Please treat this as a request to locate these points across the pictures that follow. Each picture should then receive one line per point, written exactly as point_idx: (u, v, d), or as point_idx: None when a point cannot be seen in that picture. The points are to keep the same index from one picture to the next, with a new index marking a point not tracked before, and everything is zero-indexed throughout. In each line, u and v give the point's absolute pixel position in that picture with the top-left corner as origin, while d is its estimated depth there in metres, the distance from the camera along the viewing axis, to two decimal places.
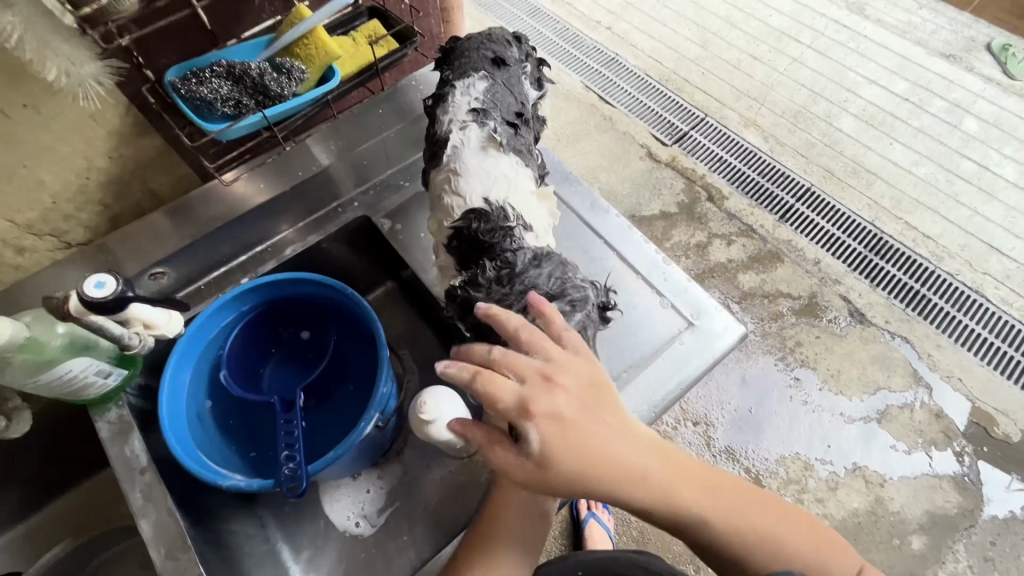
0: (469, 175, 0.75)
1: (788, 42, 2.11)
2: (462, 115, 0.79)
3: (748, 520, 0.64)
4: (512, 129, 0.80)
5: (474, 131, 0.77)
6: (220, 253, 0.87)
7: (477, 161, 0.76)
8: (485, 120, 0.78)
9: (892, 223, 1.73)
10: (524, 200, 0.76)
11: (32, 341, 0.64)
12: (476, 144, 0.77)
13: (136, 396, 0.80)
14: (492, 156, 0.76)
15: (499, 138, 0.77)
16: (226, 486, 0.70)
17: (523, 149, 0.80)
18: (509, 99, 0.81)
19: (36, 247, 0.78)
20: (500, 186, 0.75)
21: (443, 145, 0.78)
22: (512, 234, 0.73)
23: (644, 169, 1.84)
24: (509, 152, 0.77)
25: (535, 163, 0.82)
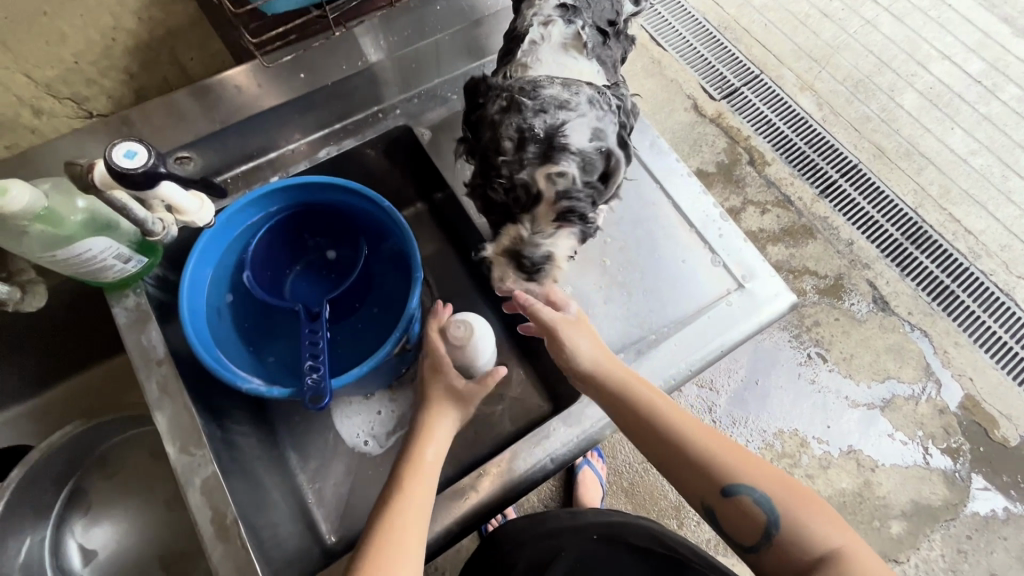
0: (540, 69, 0.71)
1: (864, 1, 1.93)
2: (549, 9, 0.74)
3: (736, 463, 0.66)
4: (601, 37, 0.75)
5: (558, 27, 0.73)
6: (251, 146, 0.82)
7: (554, 60, 0.71)
8: (573, 21, 0.73)
9: (936, 213, 1.65)
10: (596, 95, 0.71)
11: (50, 213, 0.60)
12: (557, 41, 0.72)
13: (155, 286, 0.77)
14: (572, 57, 0.72)
15: (584, 39, 0.72)
16: (245, 390, 0.67)
17: (608, 61, 0.75)
18: (603, 5, 0.77)
19: (54, 111, 0.72)
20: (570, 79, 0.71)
21: (520, 41, 0.73)
22: (542, 87, 0.68)
23: (687, 122, 1.72)
24: (593, 60, 0.73)
25: (619, 83, 0.77)
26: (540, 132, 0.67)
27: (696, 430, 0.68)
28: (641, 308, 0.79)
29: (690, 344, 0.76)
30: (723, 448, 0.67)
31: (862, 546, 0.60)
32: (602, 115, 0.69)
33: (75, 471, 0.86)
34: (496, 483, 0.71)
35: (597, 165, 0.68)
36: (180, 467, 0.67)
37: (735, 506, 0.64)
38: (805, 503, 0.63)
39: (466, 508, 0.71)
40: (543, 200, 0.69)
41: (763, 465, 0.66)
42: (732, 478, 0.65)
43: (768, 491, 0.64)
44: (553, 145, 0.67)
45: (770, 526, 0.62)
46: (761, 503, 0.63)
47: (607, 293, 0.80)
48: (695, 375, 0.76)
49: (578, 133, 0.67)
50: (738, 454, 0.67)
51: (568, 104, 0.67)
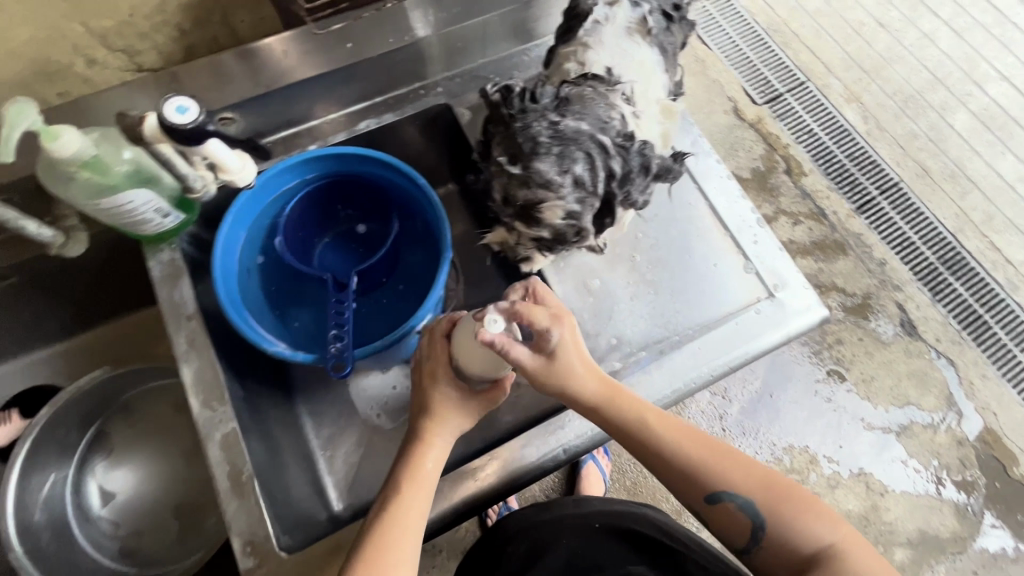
0: (601, 49, 0.70)
1: (924, 13, 1.85)
2: None
3: (721, 472, 0.64)
4: (665, 23, 0.75)
5: (625, 10, 0.72)
6: (292, 113, 0.82)
7: (615, 42, 0.71)
8: (637, 2, 0.73)
9: (976, 239, 1.59)
10: (646, 97, 0.69)
11: (97, 162, 0.61)
12: (623, 24, 0.72)
13: (190, 245, 0.78)
14: (633, 41, 0.71)
15: (649, 25, 0.72)
16: (270, 352, 0.69)
17: (669, 49, 0.74)
18: None
19: (107, 62, 0.73)
20: (630, 66, 0.69)
21: (583, 19, 0.72)
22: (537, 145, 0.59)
23: (725, 125, 1.69)
24: (654, 45, 0.72)
25: (676, 70, 0.76)
26: (518, 202, 0.61)
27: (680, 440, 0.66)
28: (669, 307, 0.78)
29: (715, 348, 0.75)
30: (709, 459, 0.65)
31: (849, 543, 0.60)
32: (585, 199, 0.61)
33: (100, 415, 0.89)
34: (505, 466, 0.72)
35: (569, 235, 0.65)
36: (202, 422, 0.68)
37: (721, 513, 0.64)
38: (791, 503, 0.63)
39: (472, 489, 0.71)
40: (520, 236, 0.68)
41: (749, 467, 0.65)
42: (717, 486, 0.64)
43: (752, 497, 0.63)
44: (530, 215, 0.62)
45: (754, 529, 0.63)
46: (744, 508, 0.63)
47: (634, 289, 0.79)
48: (717, 380, 0.75)
49: (553, 212, 0.61)
50: (723, 462, 0.65)
51: (554, 185, 0.59)
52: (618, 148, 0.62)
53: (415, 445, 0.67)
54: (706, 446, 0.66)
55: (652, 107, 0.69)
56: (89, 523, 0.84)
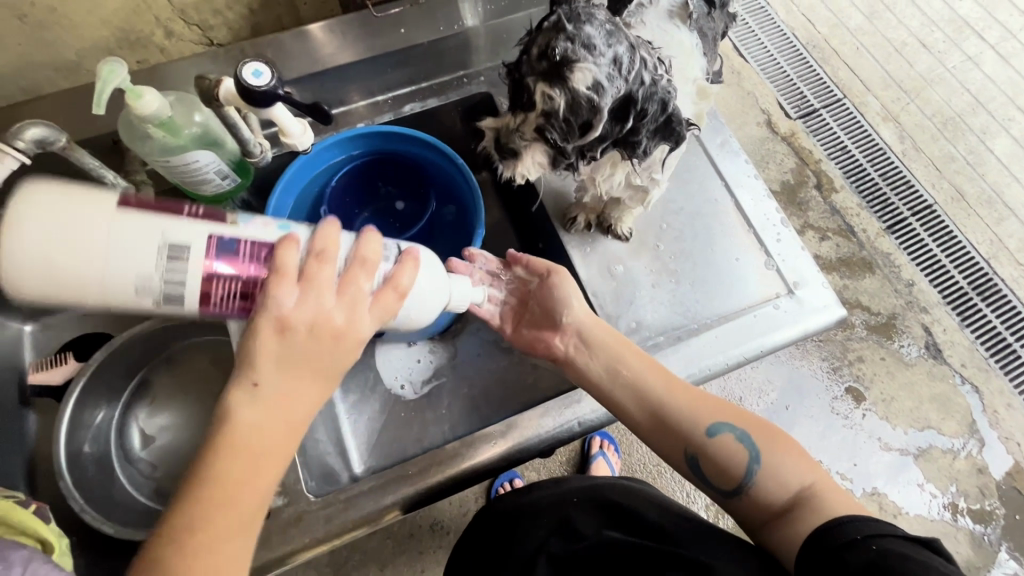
0: (644, 32, 0.73)
1: (969, 36, 1.84)
2: None
3: (714, 410, 0.65)
4: (705, 8, 0.79)
5: None
6: (344, 93, 0.88)
7: (658, 25, 0.74)
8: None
9: (1010, 267, 1.57)
10: (684, 75, 0.76)
11: (171, 123, 0.67)
12: (664, 6, 0.74)
13: (242, 210, 0.84)
14: (675, 26, 0.74)
15: (690, 9, 0.75)
16: None
17: (708, 34, 0.79)
18: None
19: (183, 34, 0.80)
20: (671, 49, 0.74)
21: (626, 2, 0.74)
22: (593, 16, 0.62)
23: (757, 136, 1.69)
24: (694, 31, 0.76)
25: (712, 55, 0.81)
26: (555, 52, 0.61)
27: (674, 383, 0.67)
28: (690, 296, 0.81)
29: (734, 337, 0.77)
30: (699, 399, 0.66)
31: (832, 480, 0.59)
32: (613, 79, 0.62)
33: (144, 364, 0.95)
34: (521, 435, 0.75)
35: (583, 112, 0.63)
36: None
37: (713, 455, 0.62)
38: (777, 443, 0.62)
39: (490, 454, 0.74)
40: (533, 108, 0.65)
41: (739, 409, 0.66)
42: (711, 420, 0.64)
43: (745, 430, 0.63)
44: (559, 71, 0.61)
45: (750, 463, 0.61)
46: (740, 442, 0.62)
47: (657, 278, 0.82)
48: (733, 369, 0.77)
49: (582, 74, 0.60)
50: (717, 403, 0.66)
51: (597, 52, 0.61)
52: (653, 68, 0.64)
53: (258, 428, 0.48)
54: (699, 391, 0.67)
55: (689, 87, 0.77)
56: (129, 462, 0.91)
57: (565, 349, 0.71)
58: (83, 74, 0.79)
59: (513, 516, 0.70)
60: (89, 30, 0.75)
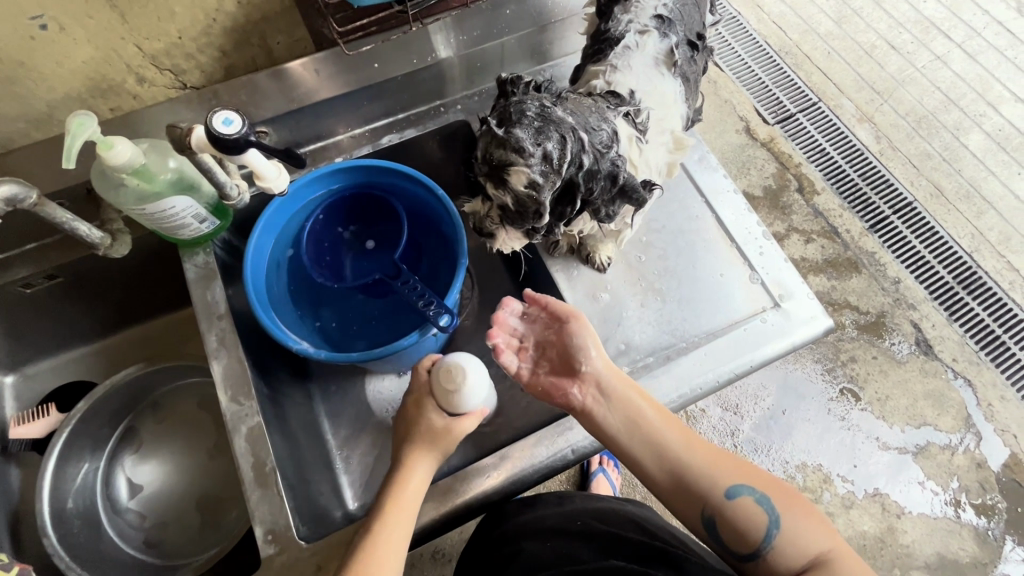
0: (627, 73, 0.77)
1: (936, 35, 1.88)
2: (646, 19, 0.81)
3: (736, 471, 0.65)
4: (689, 52, 0.84)
5: (654, 38, 0.80)
6: (321, 127, 0.87)
7: (643, 70, 0.78)
8: (666, 34, 0.81)
9: (993, 260, 1.59)
10: (665, 119, 0.79)
11: (145, 170, 0.67)
12: (651, 54, 0.79)
13: (221, 250, 0.83)
14: (660, 72, 0.79)
15: (675, 57, 0.80)
16: (295, 349, 0.73)
17: (690, 78, 0.84)
18: (693, 18, 0.85)
19: (155, 80, 0.80)
20: (652, 93, 0.78)
21: (614, 44, 0.79)
22: (521, 118, 0.63)
23: (737, 143, 1.72)
24: (677, 77, 0.81)
25: (694, 99, 0.86)
26: (490, 158, 0.62)
27: (697, 442, 0.67)
28: (676, 318, 0.80)
29: (722, 355, 0.77)
30: (718, 455, 0.66)
31: (849, 548, 0.60)
32: (553, 176, 0.63)
33: (130, 410, 0.94)
34: (515, 466, 0.74)
35: (529, 207, 0.64)
36: (230, 414, 0.72)
37: (728, 509, 0.63)
38: (793, 506, 0.63)
39: (486, 488, 0.73)
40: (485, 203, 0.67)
41: (761, 473, 0.66)
42: (733, 481, 0.64)
43: (769, 495, 0.63)
44: (499, 174, 0.62)
45: (769, 528, 0.61)
46: (761, 504, 0.62)
47: (642, 298, 0.82)
48: (721, 387, 0.77)
49: (518, 176, 0.61)
50: (740, 465, 0.66)
51: (532, 154, 0.61)
52: (596, 148, 0.67)
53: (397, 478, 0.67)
54: (723, 453, 0.67)
55: (664, 137, 0.79)
56: (117, 514, 0.89)
57: (582, 400, 0.68)
58: (55, 125, 0.79)
59: (510, 537, 0.71)
60: (59, 82, 0.75)
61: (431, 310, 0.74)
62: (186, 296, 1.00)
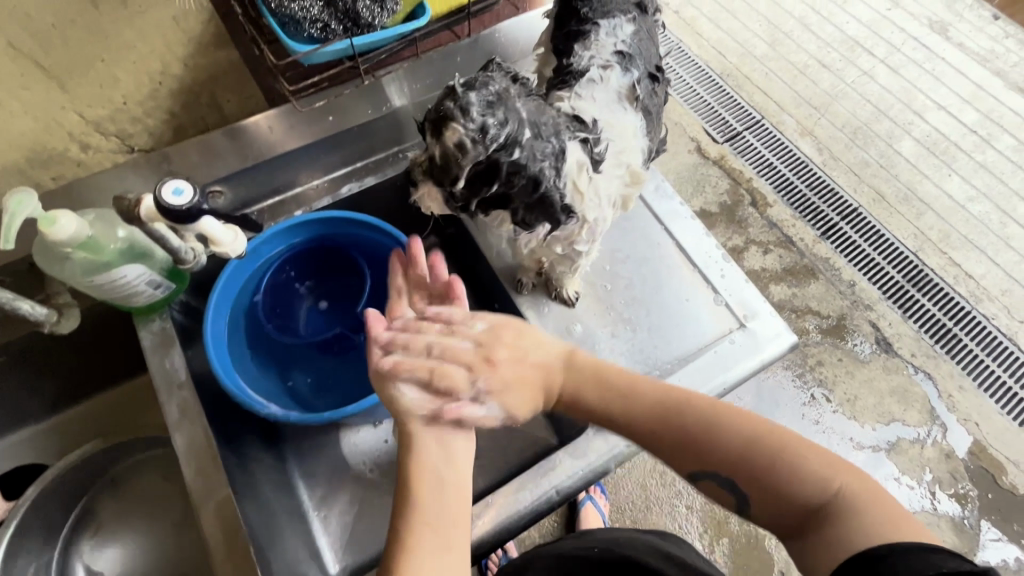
0: (586, 103, 0.80)
1: (861, 53, 2.02)
2: (608, 54, 0.83)
3: (709, 452, 0.64)
4: (650, 86, 0.86)
5: (616, 73, 0.82)
6: (276, 181, 0.84)
7: (606, 102, 0.81)
8: (628, 69, 0.83)
9: (936, 257, 1.68)
10: (623, 150, 0.80)
11: (92, 241, 0.64)
12: (614, 88, 0.82)
13: (180, 313, 0.80)
14: (622, 108, 0.82)
15: (637, 92, 0.83)
16: (264, 415, 0.70)
17: (651, 112, 0.86)
18: (652, 53, 0.88)
19: (101, 146, 0.80)
20: (611, 126, 0.80)
21: (578, 76, 0.81)
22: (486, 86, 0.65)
23: (690, 163, 1.79)
24: (638, 111, 0.83)
25: (658, 130, 0.88)
26: (437, 107, 0.64)
27: (662, 430, 0.66)
28: (648, 346, 0.81)
29: (693, 381, 0.78)
30: (699, 419, 0.65)
31: (846, 492, 0.58)
32: (485, 145, 0.64)
33: (87, 491, 0.88)
34: (500, 512, 0.73)
35: (449, 169, 0.66)
36: (196, 489, 0.68)
37: (721, 478, 0.64)
38: (786, 452, 0.62)
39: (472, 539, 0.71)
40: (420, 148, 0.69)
41: (739, 439, 0.63)
42: (706, 468, 0.64)
43: (741, 473, 0.63)
44: (433, 126, 0.64)
45: (748, 504, 0.63)
46: (734, 486, 0.63)
47: (613, 329, 0.84)
48: None
49: (451, 134, 0.63)
50: (713, 439, 0.64)
51: (481, 118, 0.63)
52: (532, 149, 0.68)
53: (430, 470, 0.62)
54: (693, 434, 0.65)
55: (620, 169, 0.80)
56: None
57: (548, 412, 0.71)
58: None
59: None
60: None
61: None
62: (144, 362, 0.95)
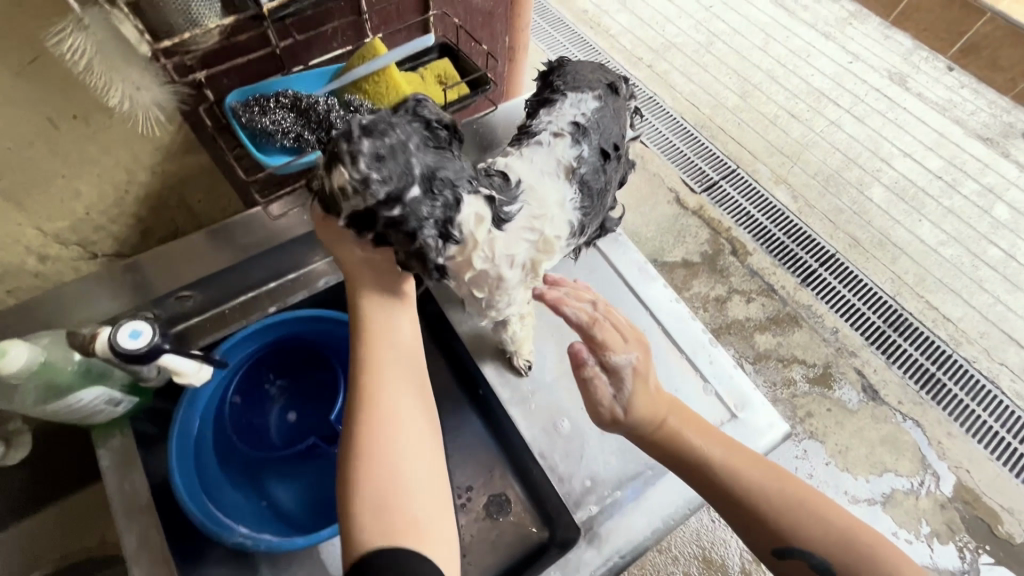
0: (518, 165, 0.74)
1: (827, 103, 2.09)
2: (563, 123, 0.77)
3: (805, 529, 0.63)
4: (601, 161, 0.78)
5: (565, 143, 0.76)
6: (251, 279, 0.86)
7: (543, 167, 0.75)
8: (579, 142, 0.77)
9: (914, 301, 1.70)
10: (543, 216, 0.73)
11: (48, 365, 0.62)
12: (558, 157, 0.75)
13: (144, 421, 0.77)
14: (558, 177, 0.75)
15: (577, 165, 0.76)
16: (230, 542, 0.66)
17: (596, 188, 0.78)
18: (614, 131, 0.81)
19: (60, 255, 0.74)
20: (532, 191, 0.73)
21: (529, 137, 0.76)
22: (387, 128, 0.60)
23: (671, 214, 1.80)
24: (574, 184, 0.76)
25: (600, 208, 0.80)
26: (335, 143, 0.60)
27: (770, 489, 0.66)
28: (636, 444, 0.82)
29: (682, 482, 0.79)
30: (800, 506, 0.64)
31: None
32: (366, 195, 0.59)
33: None
34: None
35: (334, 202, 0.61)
36: None
37: (817, 563, 0.62)
38: (885, 554, 0.62)
39: None
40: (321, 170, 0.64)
41: (834, 523, 0.64)
42: (800, 542, 0.63)
43: (828, 557, 0.62)
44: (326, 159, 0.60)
45: None
46: (821, 568, 0.62)
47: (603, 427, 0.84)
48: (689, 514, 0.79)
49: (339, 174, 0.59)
50: (812, 518, 0.64)
51: (363, 163, 0.58)
52: (413, 204, 0.61)
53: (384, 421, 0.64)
54: (797, 504, 0.65)
55: (529, 234, 0.72)
56: None
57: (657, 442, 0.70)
58: None
59: None
60: None
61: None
62: None
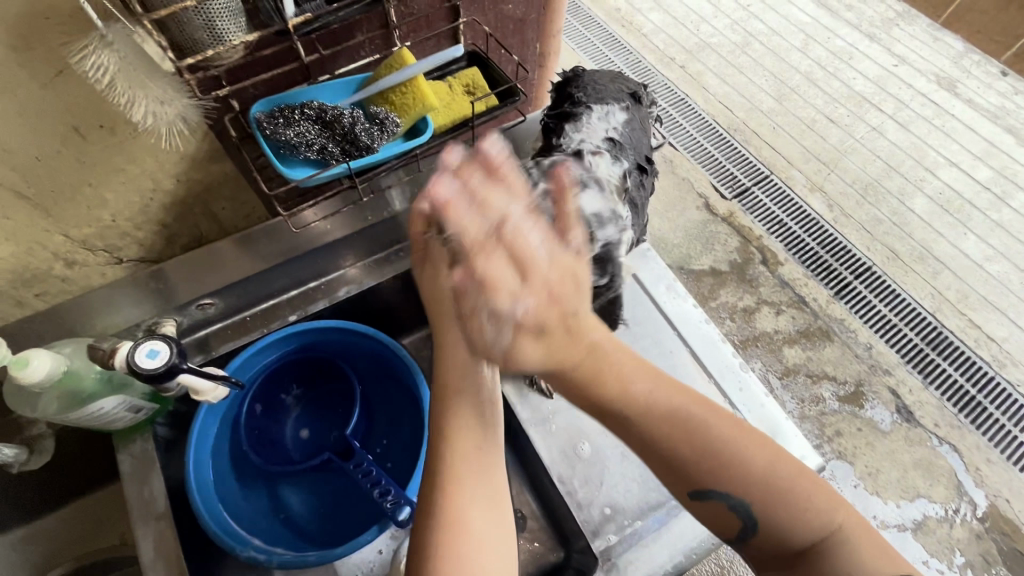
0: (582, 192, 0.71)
1: (869, 108, 2.00)
2: (599, 140, 0.79)
3: (784, 495, 0.57)
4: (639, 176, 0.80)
5: (608, 160, 0.76)
6: (273, 287, 0.86)
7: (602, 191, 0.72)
8: (618, 158, 0.78)
9: (955, 318, 1.62)
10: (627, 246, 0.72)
11: (70, 375, 0.66)
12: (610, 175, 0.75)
13: (165, 426, 0.77)
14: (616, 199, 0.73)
15: (629, 182, 0.77)
16: (241, 554, 0.67)
17: (639, 203, 0.80)
18: (641, 141, 0.83)
19: (87, 260, 0.77)
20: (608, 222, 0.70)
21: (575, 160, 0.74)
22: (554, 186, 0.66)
23: (699, 220, 1.74)
24: (627, 204, 0.76)
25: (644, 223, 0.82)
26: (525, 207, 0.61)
27: (746, 451, 0.59)
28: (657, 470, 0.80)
29: None
30: (772, 489, 0.57)
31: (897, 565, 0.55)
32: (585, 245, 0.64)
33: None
34: None
35: None
36: None
37: (741, 517, 0.58)
38: (850, 519, 0.57)
39: None
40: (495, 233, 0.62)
41: (812, 487, 0.58)
42: (773, 505, 0.57)
43: (802, 521, 0.56)
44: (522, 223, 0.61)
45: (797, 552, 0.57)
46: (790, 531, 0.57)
47: (625, 450, 0.82)
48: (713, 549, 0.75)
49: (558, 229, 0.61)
50: (788, 478, 0.58)
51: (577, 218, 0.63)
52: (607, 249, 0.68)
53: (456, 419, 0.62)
54: (773, 465, 0.58)
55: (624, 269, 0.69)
56: None
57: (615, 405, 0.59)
58: None
59: None
60: None
61: (389, 504, 0.70)
62: None
